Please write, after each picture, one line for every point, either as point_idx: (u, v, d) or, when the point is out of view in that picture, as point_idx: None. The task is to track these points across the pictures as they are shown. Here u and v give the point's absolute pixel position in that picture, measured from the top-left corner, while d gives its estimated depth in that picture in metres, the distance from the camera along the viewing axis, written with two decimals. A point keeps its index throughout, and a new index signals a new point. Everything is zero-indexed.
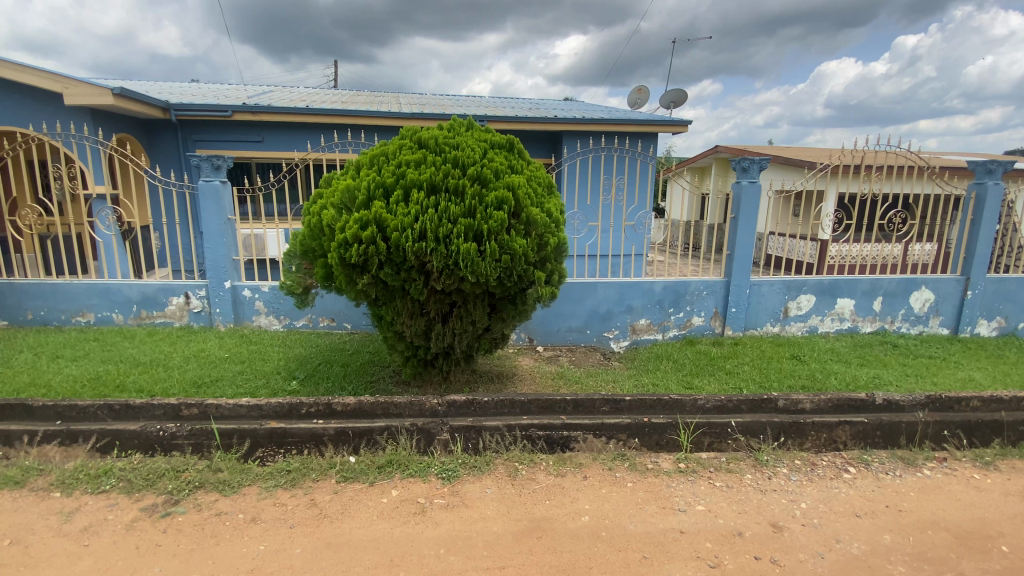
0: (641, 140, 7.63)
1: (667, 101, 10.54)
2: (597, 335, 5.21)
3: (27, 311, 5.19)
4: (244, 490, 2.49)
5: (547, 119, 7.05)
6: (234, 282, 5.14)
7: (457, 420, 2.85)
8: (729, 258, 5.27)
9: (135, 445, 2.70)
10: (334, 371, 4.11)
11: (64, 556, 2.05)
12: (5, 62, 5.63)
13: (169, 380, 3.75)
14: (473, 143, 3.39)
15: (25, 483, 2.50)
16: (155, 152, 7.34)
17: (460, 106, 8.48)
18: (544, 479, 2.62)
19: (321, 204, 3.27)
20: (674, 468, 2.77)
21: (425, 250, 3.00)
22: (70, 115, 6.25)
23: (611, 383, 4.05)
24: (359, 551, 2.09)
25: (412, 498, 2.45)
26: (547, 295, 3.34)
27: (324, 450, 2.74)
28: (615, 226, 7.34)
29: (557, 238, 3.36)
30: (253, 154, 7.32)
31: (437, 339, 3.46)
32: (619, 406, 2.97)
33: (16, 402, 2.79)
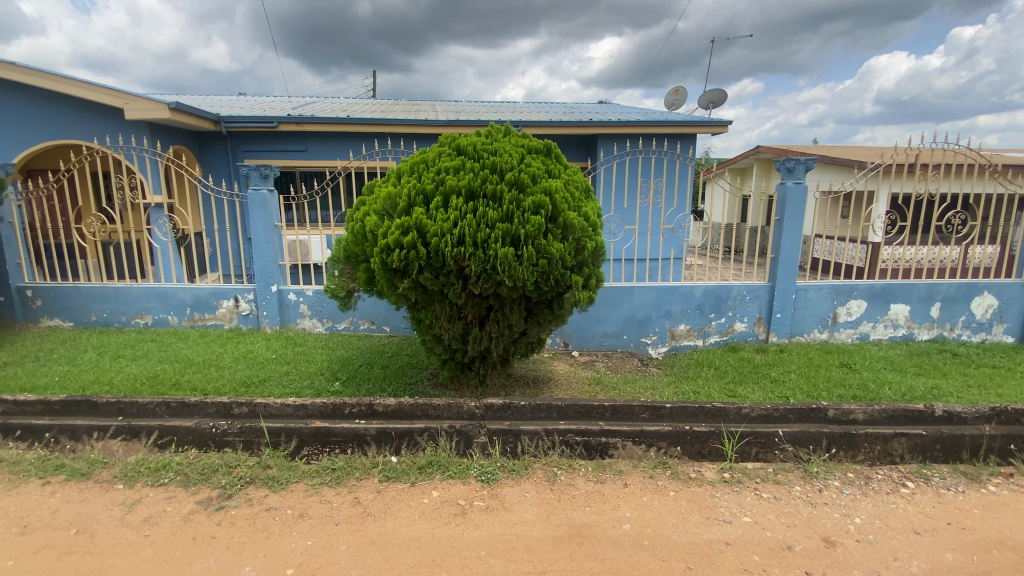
0: (680, 142, 7.49)
1: (706, 101, 10.33)
2: (634, 341, 5.13)
3: (92, 313, 5.54)
4: (292, 487, 2.57)
5: (583, 122, 7.02)
6: (280, 286, 5.33)
7: (495, 423, 2.88)
8: (773, 262, 5.10)
9: (190, 441, 2.84)
10: (375, 372, 4.20)
11: (127, 545, 2.17)
12: (75, 82, 6.07)
13: (220, 379, 3.93)
14: (510, 148, 3.42)
15: (91, 475, 2.67)
16: (207, 162, 7.72)
17: (495, 112, 8.55)
18: (584, 485, 2.59)
19: (364, 210, 3.35)
20: (719, 478, 2.70)
21: (463, 254, 3.04)
22: (130, 129, 6.66)
23: (651, 390, 3.97)
24: (403, 550, 2.12)
25: (453, 499, 2.47)
26: (585, 299, 3.31)
27: (366, 450, 2.80)
28: (654, 229, 7.23)
29: (595, 242, 3.34)
30: (298, 163, 7.61)
31: (474, 343, 3.49)
32: (659, 413, 2.94)
33: (83, 398, 3.00)
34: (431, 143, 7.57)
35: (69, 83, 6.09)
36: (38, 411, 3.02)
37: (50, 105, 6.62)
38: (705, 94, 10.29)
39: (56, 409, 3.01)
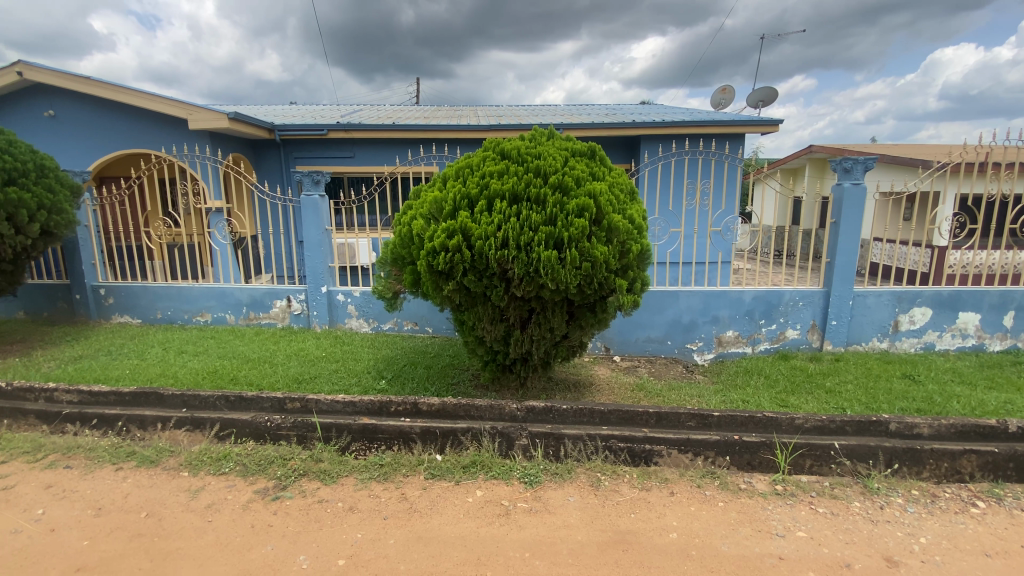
0: (727, 142, 7.27)
1: (755, 100, 10.01)
2: (679, 347, 5.02)
3: (158, 311, 5.92)
4: (342, 480, 2.66)
5: (626, 124, 6.93)
6: (330, 287, 5.54)
7: (537, 425, 2.88)
8: (828, 266, 4.88)
9: (248, 434, 2.99)
10: (419, 372, 4.30)
11: (192, 529, 2.30)
12: (145, 95, 6.52)
13: (274, 375, 4.12)
14: (554, 152, 3.42)
15: (159, 462, 2.85)
16: (262, 168, 8.10)
17: (537, 115, 8.58)
18: (628, 491, 2.56)
19: (411, 214, 3.44)
20: (770, 490, 2.60)
21: (507, 257, 3.07)
22: (193, 138, 7.08)
23: (696, 397, 3.87)
24: (447, 547, 2.16)
25: (496, 499, 2.49)
26: (630, 303, 3.26)
27: (412, 447, 2.87)
28: (700, 232, 7.06)
29: (640, 245, 3.29)
30: (346, 168, 7.88)
31: (516, 345, 3.51)
32: (707, 421, 2.85)
33: (151, 390, 3.21)
34: (474, 147, 7.67)
35: (141, 96, 6.54)
36: (111, 401, 3.25)
37: (123, 118, 7.14)
38: (754, 93, 9.98)
39: (127, 400, 3.23)
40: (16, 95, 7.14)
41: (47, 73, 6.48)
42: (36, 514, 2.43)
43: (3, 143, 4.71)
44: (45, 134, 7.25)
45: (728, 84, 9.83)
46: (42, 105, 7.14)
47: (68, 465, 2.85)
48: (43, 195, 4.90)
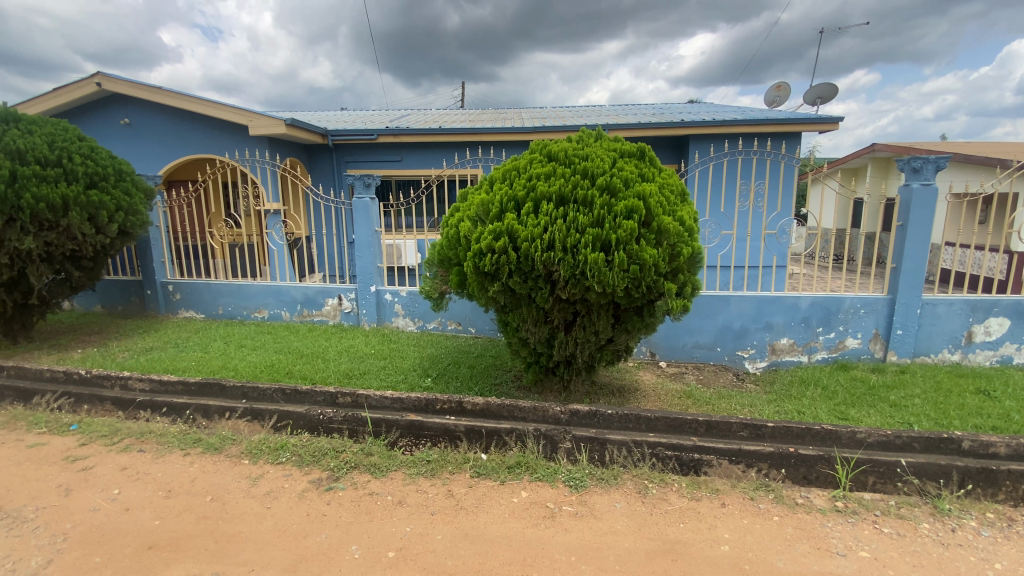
0: (782, 141, 6.98)
1: (813, 97, 9.57)
2: (729, 354, 4.86)
3: (219, 306, 6.27)
4: (391, 474, 2.73)
5: (674, 124, 6.77)
6: (378, 287, 5.70)
7: (581, 429, 2.86)
8: (893, 272, 4.59)
9: (303, 426, 3.13)
10: (462, 371, 4.36)
11: (252, 515, 2.42)
12: (211, 104, 6.93)
13: (326, 370, 4.28)
14: (602, 153, 3.40)
15: (222, 449, 3.02)
16: (316, 172, 8.44)
17: (582, 116, 8.52)
18: (677, 500, 2.50)
19: (459, 216, 3.49)
20: (830, 507, 2.47)
21: (553, 260, 3.05)
22: (254, 143, 7.46)
23: (748, 407, 3.73)
24: (494, 546, 2.17)
25: (542, 501, 2.49)
26: (679, 307, 3.17)
27: (458, 445, 2.92)
28: (754, 235, 6.83)
29: (691, 248, 3.20)
30: (394, 171, 8.09)
31: (560, 347, 3.49)
32: (760, 431, 2.75)
33: (214, 381, 3.41)
34: (518, 150, 7.71)
35: (206, 104, 6.95)
36: (178, 391, 3.47)
37: (191, 126, 7.61)
38: (813, 90, 9.52)
39: (193, 390, 3.45)
40: (98, 105, 7.74)
41: (124, 84, 6.99)
42: (113, 493, 2.63)
43: (87, 150, 5.15)
44: (122, 141, 7.83)
45: (783, 81, 9.43)
46: (119, 113, 7.71)
47: (141, 449, 3.07)
48: (121, 197, 5.29)
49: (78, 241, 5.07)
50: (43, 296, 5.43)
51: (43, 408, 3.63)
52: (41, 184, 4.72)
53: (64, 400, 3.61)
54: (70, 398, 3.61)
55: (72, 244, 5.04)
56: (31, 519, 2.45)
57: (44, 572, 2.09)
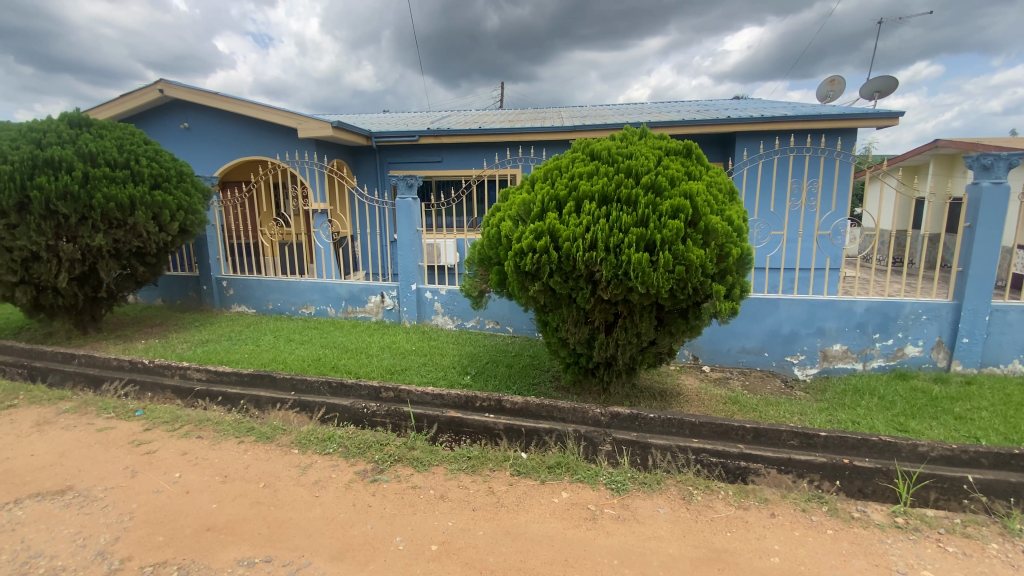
0: (836, 138, 6.67)
1: (870, 92, 9.10)
2: (777, 359, 4.68)
3: (269, 302, 6.55)
4: (433, 469, 2.78)
5: (720, 121, 6.58)
6: (419, 285, 5.80)
7: (621, 432, 2.82)
8: (959, 276, 4.31)
9: (348, 418, 3.23)
10: (500, 370, 4.38)
11: (302, 502, 2.51)
12: (263, 108, 7.23)
13: (370, 365, 4.39)
14: (647, 151, 3.34)
15: (273, 438, 3.14)
16: (360, 173, 8.68)
17: (623, 114, 8.40)
18: (724, 509, 2.43)
19: (500, 216, 3.51)
20: (889, 522, 2.35)
21: (595, 260, 3.02)
22: (302, 146, 7.75)
23: (798, 415, 3.58)
24: (535, 545, 2.18)
25: (583, 503, 2.47)
26: (727, 310, 3.08)
27: (498, 443, 2.94)
28: (805, 236, 6.56)
29: (740, 248, 3.11)
30: (435, 172, 8.23)
31: (600, 349, 3.46)
32: (812, 441, 2.64)
33: (265, 373, 3.57)
34: (559, 149, 7.68)
35: (259, 108, 7.27)
36: (233, 381, 3.65)
37: (244, 129, 7.97)
38: (869, 84, 9.05)
39: (246, 380, 3.62)
40: (161, 111, 8.23)
41: (184, 90, 7.39)
42: (174, 477, 2.78)
43: (151, 153, 5.50)
44: (182, 144, 8.29)
45: (837, 75, 9.01)
46: (180, 118, 8.18)
47: (200, 435, 3.24)
48: (182, 197, 5.63)
49: (143, 239, 5.39)
50: (111, 290, 5.81)
51: (111, 394, 3.88)
52: (111, 185, 5.05)
53: (130, 387, 3.85)
54: (135, 386, 3.85)
55: (138, 241, 5.36)
56: (101, 498, 2.63)
57: (113, 548, 2.24)
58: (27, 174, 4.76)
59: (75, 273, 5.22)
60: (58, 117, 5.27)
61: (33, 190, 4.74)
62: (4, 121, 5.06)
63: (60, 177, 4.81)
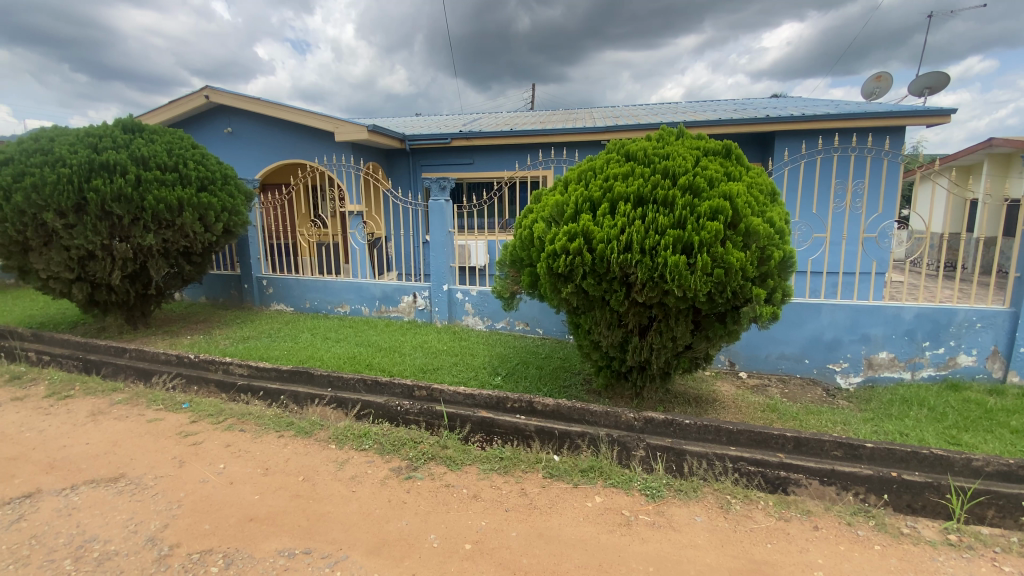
0: (882, 137, 6.40)
1: (919, 88, 8.69)
2: (819, 367, 4.52)
3: (306, 300, 6.74)
4: (466, 468, 2.81)
5: (758, 121, 6.41)
6: (451, 286, 5.87)
7: (655, 438, 2.78)
8: (1017, 282, 4.07)
9: (383, 415, 3.30)
10: (531, 371, 4.38)
11: (340, 496, 2.58)
12: (301, 112, 7.45)
13: (403, 364, 4.46)
14: (684, 152, 3.28)
15: (311, 433, 3.23)
16: (393, 174, 8.84)
17: (657, 114, 8.27)
18: (763, 519, 2.36)
19: (533, 217, 3.51)
20: (941, 540, 2.24)
21: (630, 262, 2.99)
22: (339, 148, 7.94)
23: (841, 425, 3.45)
24: (569, 549, 2.17)
25: (617, 508, 2.45)
26: (767, 315, 2.99)
27: (529, 445, 2.94)
28: (849, 239, 6.32)
29: (782, 251, 3.02)
30: (467, 174, 8.30)
31: (633, 352, 3.41)
32: (857, 452, 2.54)
33: (303, 369, 3.68)
34: (590, 150, 7.63)
35: (298, 113, 7.49)
36: (272, 376, 3.78)
37: (284, 133, 8.23)
38: (918, 80, 8.66)
39: (285, 376, 3.74)
40: (206, 116, 8.59)
41: (228, 96, 7.69)
42: (219, 468, 2.90)
43: (198, 157, 5.77)
44: (226, 148, 8.63)
45: (884, 72, 8.64)
46: (224, 123, 8.51)
47: (242, 428, 3.36)
48: (226, 199, 5.86)
49: (190, 238, 5.63)
50: (161, 288, 6.06)
51: (160, 387, 4.07)
52: (161, 187, 5.30)
53: (177, 380, 4.03)
54: (182, 379, 4.03)
55: (185, 241, 5.60)
56: (152, 486, 2.76)
57: (162, 535, 2.35)
58: (84, 177, 5.01)
59: (127, 271, 5.48)
60: (113, 122, 5.55)
61: (90, 192, 5.00)
62: (64, 127, 5.36)
63: (115, 179, 5.06)
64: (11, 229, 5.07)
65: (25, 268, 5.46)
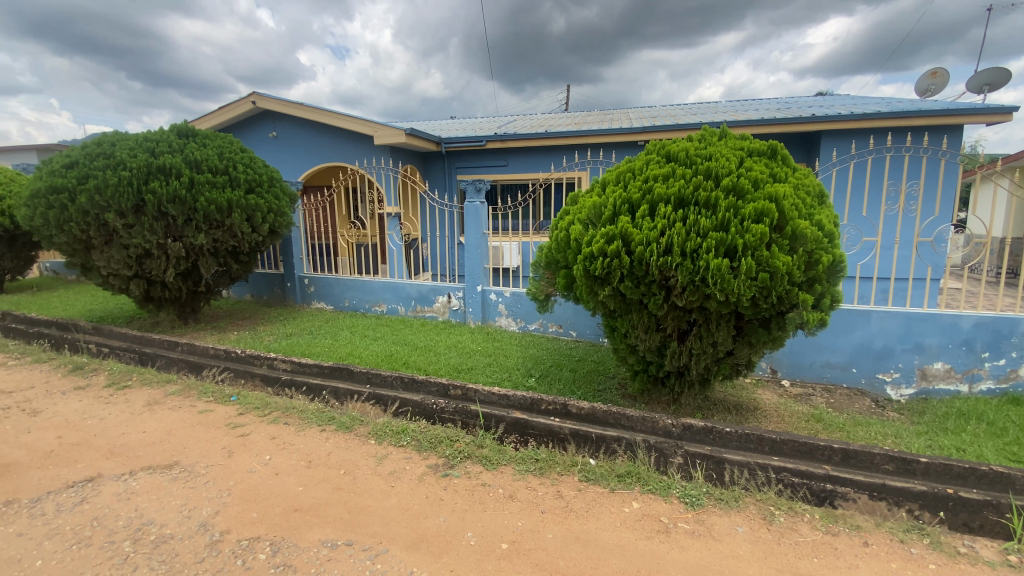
0: (937, 136, 6.09)
1: (978, 84, 8.21)
2: (867, 377, 4.34)
3: (345, 299, 6.92)
4: (502, 468, 2.83)
5: (802, 120, 6.20)
6: (484, 287, 5.91)
7: (694, 445, 2.73)
8: None
9: (419, 413, 3.36)
10: (565, 374, 4.37)
11: (379, 491, 2.64)
12: (342, 116, 7.67)
13: (438, 363, 4.53)
14: (728, 152, 3.22)
15: (352, 429, 3.32)
16: (429, 176, 8.98)
17: (695, 114, 8.11)
18: (809, 532, 2.28)
19: (570, 219, 3.50)
20: (1001, 561, 2.11)
21: (670, 265, 2.94)
22: (377, 151, 8.13)
23: (891, 438, 3.30)
24: (606, 553, 2.16)
25: (655, 515, 2.41)
26: (815, 322, 2.90)
27: (565, 447, 2.93)
28: (902, 243, 6.03)
29: (832, 255, 2.92)
30: (501, 176, 8.35)
31: (672, 358, 3.35)
32: (910, 467, 2.43)
33: (343, 366, 3.79)
34: (626, 151, 7.55)
35: (339, 117, 7.71)
36: (314, 372, 3.91)
37: (325, 136, 8.49)
38: (978, 76, 8.17)
39: (326, 372, 3.86)
40: (253, 121, 8.95)
41: (273, 101, 7.98)
42: (265, 459, 3.02)
43: (246, 160, 6.03)
44: (271, 151, 8.98)
45: (939, 68, 8.21)
46: (269, 127, 8.85)
47: (286, 422, 3.49)
48: (272, 201, 6.11)
49: (238, 238, 5.89)
50: (210, 285, 6.34)
51: (209, 379, 4.26)
52: (212, 189, 5.56)
53: (225, 373, 4.21)
54: (229, 372, 4.21)
55: (233, 241, 5.86)
56: (203, 474, 2.90)
57: (214, 521, 2.46)
58: (142, 180, 5.30)
59: (180, 269, 5.76)
60: (169, 128, 5.87)
61: (148, 194, 5.28)
62: (124, 133, 5.69)
63: (171, 182, 5.34)
64: (75, 229, 5.40)
65: (87, 265, 5.81)
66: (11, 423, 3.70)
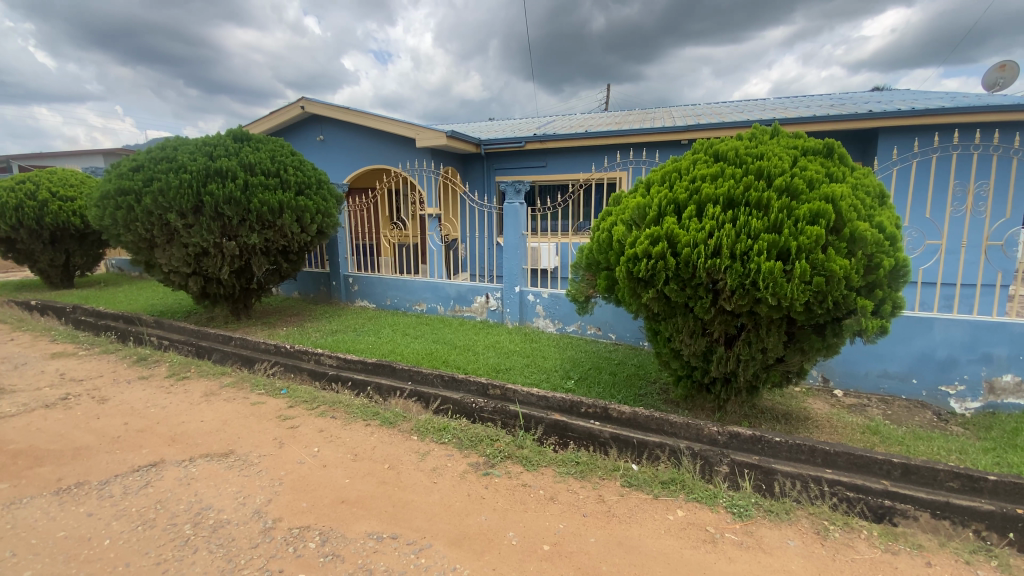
0: (1009, 131, 5.67)
1: None
2: (928, 389, 4.09)
3: (387, 298, 7.08)
4: (542, 469, 2.83)
5: (856, 116, 5.91)
6: (523, 288, 5.93)
7: (741, 454, 2.65)
8: None
9: (460, 411, 3.40)
10: (605, 377, 4.32)
11: (422, 486, 2.70)
12: (385, 119, 7.86)
13: (477, 363, 4.57)
14: (780, 151, 3.11)
15: (395, 424, 3.40)
16: (469, 177, 9.08)
17: (741, 112, 7.85)
18: (867, 550, 2.17)
19: (612, 220, 3.46)
20: None
21: (718, 268, 2.87)
22: (419, 154, 8.29)
23: (955, 454, 3.10)
24: (650, 560, 2.12)
25: (700, 524, 2.36)
26: (874, 329, 2.76)
27: (606, 452, 2.90)
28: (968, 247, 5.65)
29: (893, 259, 2.78)
30: (540, 177, 8.35)
31: (718, 363, 3.26)
32: (977, 485, 2.29)
33: (386, 363, 3.89)
34: (668, 151, 7.40)
35: (382, 120, 7.90)
36: (359, 368, 4.03)
37: (369, 139, 8.72)
38: None
39: (370, 368, 3.98)
40: (302, 125, 9.30)
41: (320, 106, 8.27)
42: (313, 451, 3.13)
43: (296, 163, 6.28)
44: (319, 154, 9.31)
45: (1009, 60, 7.65)
46: (317, 131, 9.18)
47: (333, 415, 3.61)
48: (320, 202, 6.34)
49: (288, 238, 6.14)
50: (261, 283, 6.63)
51: (262, 373, 4.47)
52: (265, 191, 5.81)
53: (276, 367, 4.41)
54: (279, 366, 4.40)
55: (283, 240, 6.10)
56: (256, 463, 3.04)
57: (267, 509, 2.57)
58: (201, 182, 5.60)
59: (234, 267, 6.04)
60: (225, 133, 6.17)
61: (206, 196, 5.57)
62: (184, 138, 6.02)
63: (227, 184, 5.62)
64: (141, 228, 5.75)
65: (151, 263, 6.18)
66: (83, 409, 3.98)
